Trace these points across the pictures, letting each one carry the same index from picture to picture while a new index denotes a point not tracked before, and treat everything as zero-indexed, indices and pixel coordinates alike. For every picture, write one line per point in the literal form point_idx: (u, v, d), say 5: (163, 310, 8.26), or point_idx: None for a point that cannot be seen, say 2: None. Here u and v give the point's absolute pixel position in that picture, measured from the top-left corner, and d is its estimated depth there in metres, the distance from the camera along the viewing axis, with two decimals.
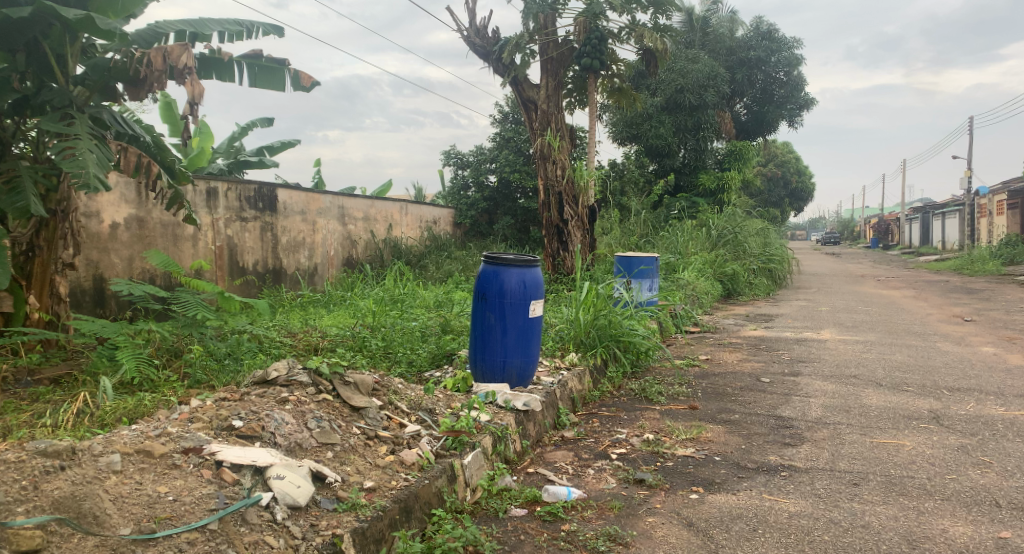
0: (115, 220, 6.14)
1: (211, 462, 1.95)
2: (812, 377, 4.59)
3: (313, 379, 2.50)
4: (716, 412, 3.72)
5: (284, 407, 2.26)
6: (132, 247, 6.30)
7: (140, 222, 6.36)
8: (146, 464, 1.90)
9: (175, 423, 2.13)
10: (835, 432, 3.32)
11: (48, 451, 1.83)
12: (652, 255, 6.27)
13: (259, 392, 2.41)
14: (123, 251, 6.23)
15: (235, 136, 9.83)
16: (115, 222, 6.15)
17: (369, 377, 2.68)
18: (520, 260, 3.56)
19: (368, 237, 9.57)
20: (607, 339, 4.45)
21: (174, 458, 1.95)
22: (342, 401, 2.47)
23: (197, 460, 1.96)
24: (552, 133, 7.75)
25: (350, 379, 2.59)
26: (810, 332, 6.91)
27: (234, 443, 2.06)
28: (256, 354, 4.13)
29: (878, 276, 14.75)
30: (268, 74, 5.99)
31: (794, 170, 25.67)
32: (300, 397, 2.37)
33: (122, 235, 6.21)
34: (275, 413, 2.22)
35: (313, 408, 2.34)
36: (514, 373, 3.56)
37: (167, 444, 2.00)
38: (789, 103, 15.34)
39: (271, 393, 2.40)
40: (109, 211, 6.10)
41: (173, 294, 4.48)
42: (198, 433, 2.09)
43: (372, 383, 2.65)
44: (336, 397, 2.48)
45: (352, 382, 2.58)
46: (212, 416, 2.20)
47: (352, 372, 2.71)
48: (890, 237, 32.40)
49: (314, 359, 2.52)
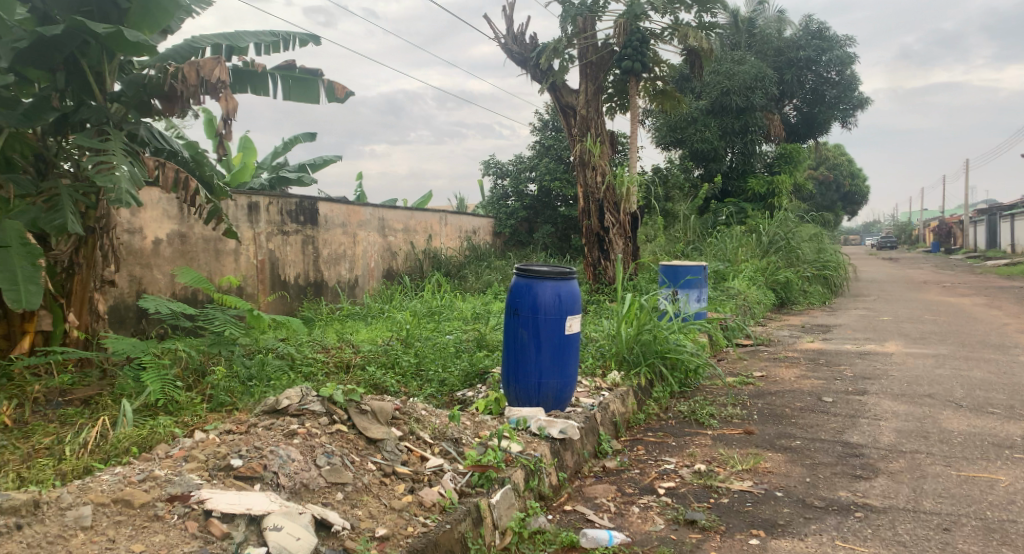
0: (157, 236, 6.12)
1: (198, 512, 1.75)
2: (880, 397, 4.21)
3: (326, 409, 2.29)
4: (774, 438, 3.38)
5: (291, 441, 2.06)
6: (174, 263, 6.27)
7: (182, 237, 6.32)
8: (124, 516, 1.73)
9: (167, 465, 1.94)
10: (913, 463, 2.96)
11: (5, 508, 1.68)
12: (700, 264, 5.91)
13: (267, 423, 2.20)
14: (166, 267, 6.20)
15: (277, 151, 9.84)
16: (157, 238, 6.12)
17: (390, 404, 2.46)
18: (556, 273, 3.30)
19: (408, 249, 9.43)
20: (652, 356, 4.14)
21: (157, 508, 1.77)
22: (357, 433, 2.25)
23: (183, 509, 1.76)
24: (592, 139, 7.49)
25: (368, 407, 2.37)
26: (873, 345, 6.45)
27: (230, 487, 1.86)
28: (284, 374, 3.96)
29: (943, 282, 13.96)
30: (302, 86, 5.89)
31: (847, 172, 24.70)
32: (310, 429, 2.16)
33: (164, 251, 6.18)
34: (280, 451, 2.01)
35: (325, 443, 2.13)
36: (550, 396, 3.31)
37: (151, 490, 1.81)
38: (841, 104, 14.70)
39: (280, 424, 2.19)
40: (151, 227, 6.08)
41: (202, 311, 4.36)
42: (195, 476, 1.90)
43: (392, 411, 2.43)
44: (351, 428, 2.27)
45: (369, 411, 2.36)
46: (211, 454, 2.00)
47: (371, 398, 2.50)
48: (952, 240, 30.88)
49: (327, 386, 2.30)
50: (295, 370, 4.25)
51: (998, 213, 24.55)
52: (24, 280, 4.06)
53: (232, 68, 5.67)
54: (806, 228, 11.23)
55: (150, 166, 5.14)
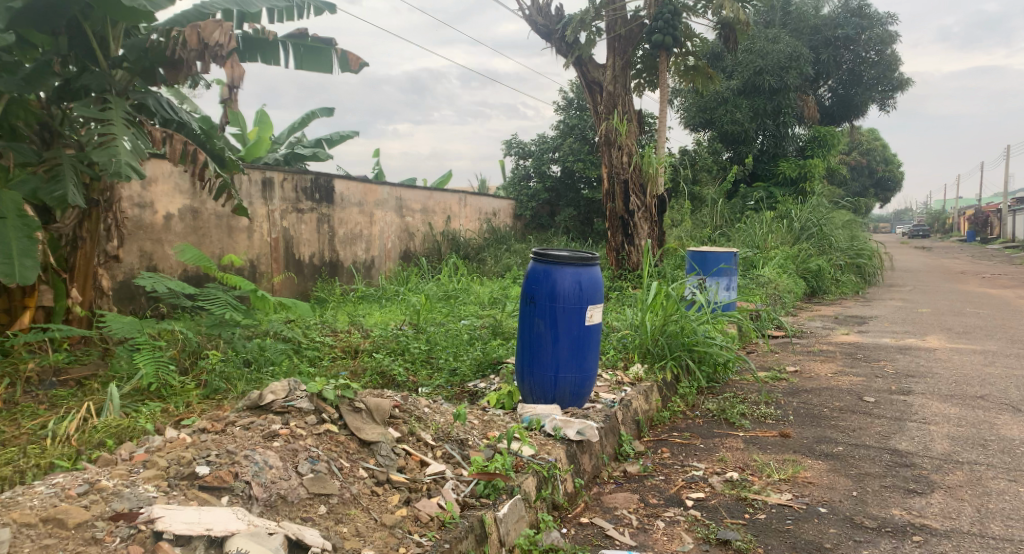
0: (168, 211, 5.94)
1: (145, 534, 1.54)
2: (927, 397, 3.88)
3: (315, 406, 2.07)
4: (813, 443, 3.08)
5: (270, 445, 1.86)
6: (187, 239, 6.09)
7: (194, 213, 6.13)
8: (55, 539, 1.51)
9: (118, 474, 1.73)
10: (971, 476, 2.66)
11: None
12: (731, 251, 5.56)
13: (246, 423, 1.98)
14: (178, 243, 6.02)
15: (294, 126, 9.63)
16: (169, 213, 5.94)
17: (388, 401, 2.22)
18: (576, 258, 3.02)
19: (426, 230, 9.18)
20: (678, 349, 3.84)
21: (97, 528, 1.55)
22: (349, 435, 2.03)
23: (127, 532, 1.55)
24: (619, 116, 7.14)
25: (363, 405, 2.13)
26: (913, 339, 6.07)
27: (189, 502, 1.65)
28: (284, 360, 3.74)
29: (983, 272, 13.38)
30: (315, 55, 5.63)
31: (881, 158, 23.89)
32: (293, 430, 1.94)
33: (176, 227, 6.00)
34: (256, 456, 1.80)
35: (309, 446, 1.92)
36: (567, 391, 3.06)
37: (93, 507, 1.60)
38: (880, 85, 14.08)
39: (260, 424, 1.98)
40: (163, 202, 5.90)
41: (202, 290, 4.15)
42: (150, 489, 1.69)
43: (391, 409, 2.19)
44: (342, 429, 2.04)
45: (364, 409, 2.13)
46: (172, 459, 1.80)
47: (367, 394, 2.26)
48: (988, 230, 29.84)
49: (315, 381, 2.07)
50: (300, 356, 4.05)
51: None
52: (19, 254, 3.85)
53: (242, 35, 5.41)
54: (839, 215, 10.78)
55: (156, 137, 4.95)
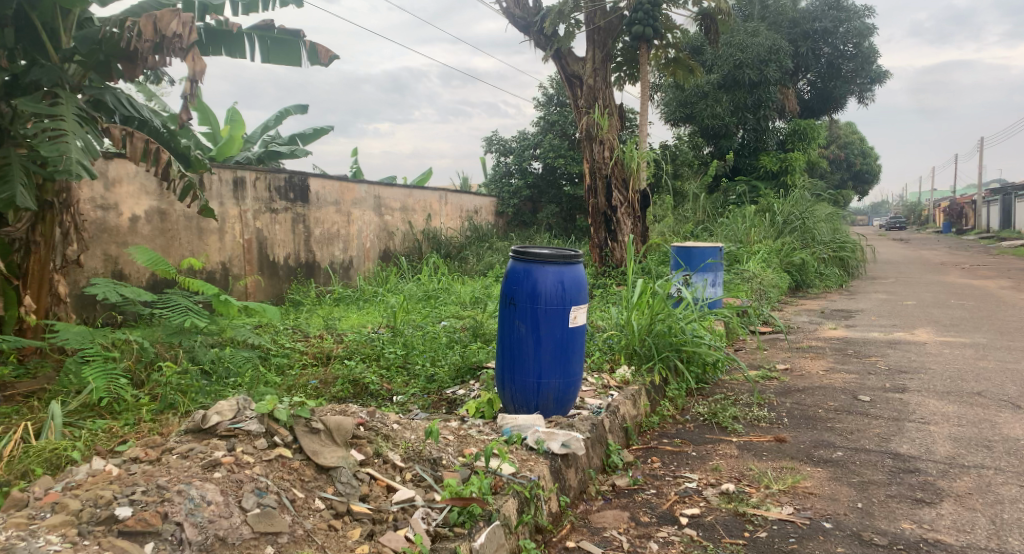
0: (135, 213, 5.67)
1: None
2: (923, 395, 3.74)
3: (265, 428, 1.89)
4: (811, 448, 2.91)
5: (209, 477, 1.69)
6: (154, 242, 5.81)
7: (162, 214, 5.86)
8: None
9: (16, 523, 1.52)
10: (980, 482, 2.51)
11: None
12: (716, 245, 5.40)
13: (183, 451, 1.80)
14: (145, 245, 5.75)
15: (267, 124, 9.34)
16: (135, 215, 5.67)
17: (351, 419, 2.03)
18: (559, 256, 2.83)
19: (405, 229, 8.93)
20: (666, 349, 3.65)
21: None
22: (305, 460, 1.86)
23: None
24: (600, 110, 6.96)
25: (320, 424, 1.95)
26: (902, 333, 5.97)
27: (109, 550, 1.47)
28: (247, 371, 3.50)
29: (963, 263, 13.40)
30: (283, 48, 5.37)
31: (859, 151, 23.97)
32: (238, 458, 1.77)
33: (143, 229, 5.72)
34: (192, 492, 1.63)
35: (256, 475, 1.75)
36: (551, 398, 2.86)
37: None
38: (858, 78, 14.05)
39: (200, 451, 1.81)
40: (128, 203, 5.63)
41: (160, 296, 3.88)
42: (52, 541, 1.48)
43: (353, 428, 2.01)
44: (296, 454, 1.87)
45: (322, 429, 1.94)
46: (88, 500, 1.60)
47: (326, 413, 2.07)
48: (964, 221, 30.12)
49: (266, 401, 1.88)
50: (268, 366, 3.84)
51: (1013, 192, 23.79)
52: None
53: (205, 27, 5.14)
54: (822, 207, 10.70)
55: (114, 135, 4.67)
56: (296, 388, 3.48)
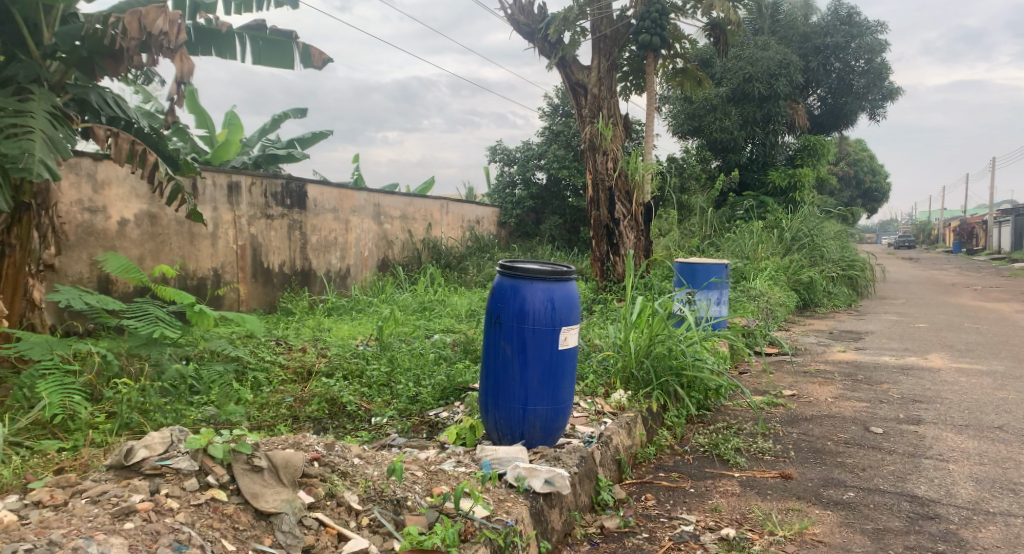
0: (124, 216, 5.49)
1: None
2: (940, 428, 3.50)
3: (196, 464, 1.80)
4: (819, 487, 2.67)
5: (119, 530, 1.56)
6: (143, 246, 5.63)
7: (152, 218, 5.68)
8: None
9: None
10: (1008, 534, 2.28)
11: None
12: (722, 262, 5.16)
13: (94, 496, 1.69)
14: (134, 250, 5.57)
15: (266, 128, 9.17)
16: (124, 218, 5.50)
17: (303, 454, 1.92)
18: (549, 272, 2.61)
19: (405, 238, 8.72)
20: (665, 372, 3.41)
21: None
22: (243, 505, 1.74)
23: None
24: (604, 120, 6.75)
25: (262, 463, 1.82)
26: (915, 358, 5.70)
27: None
28: (215, 390, 3.29)
29: (975, 284, 13.09)
30: (275, 49, 5.19)
31: (868, 168, 23.67)
32: (157, 505, 1.66)
33: (132, 233, 5.55)
34: (91, 548, 1.50)
35: (179, 524, 1.63)
36: (537, 426, 2.64)
37: None
38: (870, 94, 13.81)
39: (114, 495, 1.69)
40: (117, 206, 5.46)
41: (130, 305, 3.68)
42: None
43: (304, 466, 1.89)
44: (232, 496, 1.76)
45: (265, 466, 1.82)
46: None
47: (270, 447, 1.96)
48: (974, 241, 29.71)
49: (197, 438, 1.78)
50: (243, 382, 3.65)
51: None
52: None
53: (194, 25, 4.96)
54: (831, 225, 10.45)
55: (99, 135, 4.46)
56: (269, 406, 3.30)
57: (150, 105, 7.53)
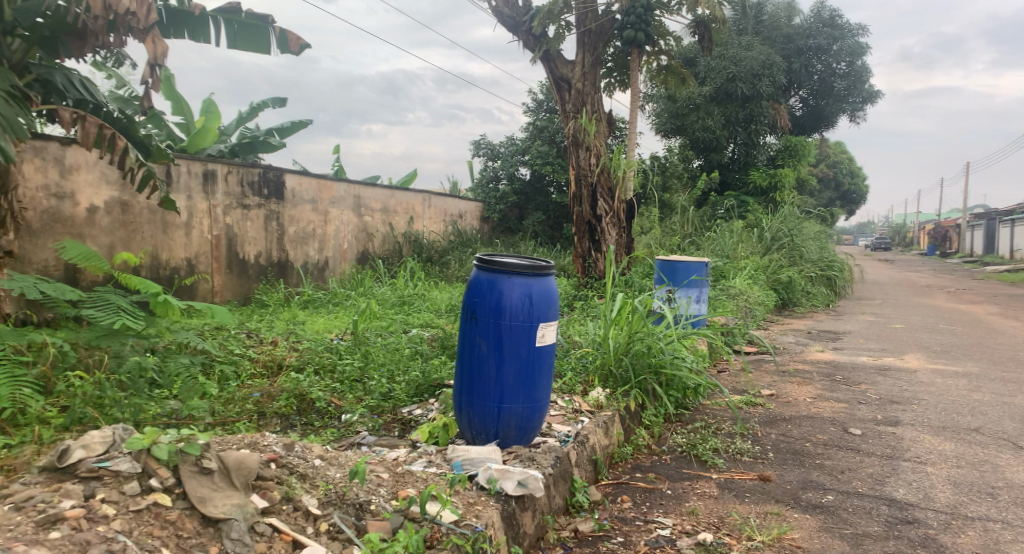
0: (93, 203, 5.32)
1: None
2: (917, 430, 3.48)
3: (139, 466, 1.73)
4: (798, 490, 2.62)
5: (43, 540, 1.50)
6: (113, 234, 5.46)
7: (123, 206, 5.50)
8: None
9: None
10: (987, 540, 2.25)
11: None
12: (703, 260, 5.12)
13: (22, 500, 1.63)
14: (102, 238, 5.39)
15: (243, 117, 8.98)
16: (93, 205, 5.32)
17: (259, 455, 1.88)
18: (528, 267, 2.52)
19: (385, 231, 8.59)
20: (644, 371, 3.35)
21: None
22: (189, 512, 1.67)
23: None
24: (587, 115, 6.67)
25: (209, 465, 1.75)
26: (892, 358, 5.72)
27: None
28: (177, 385, 3.17)
29: (950, 286, 13.23)
30: (250, 34, 5.05)
31: (847, 170, 23.88)
32: (89, 512, 1.60)
33: (101, 220, 5.38)
34: None
35: (113, 533, 1.57)
36: (513, 425, 2.56)
37: None
38: (850, 96, 13.89)
39: (42, 501, 1.62)
40: (86, 192, 5.28)
41: (90, 295, 3.54)
42: None
43: (259, 468, 1.84)
44: (178, 501, 1.70)
45: (214, 469, 1.75)
46: None
47: (223, 448, 1.90)
48: (948, 244, 30.12)
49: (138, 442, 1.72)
50: (209, 375, 3.54)
51: (996, 217, 23.88)
52: None
53: (165, 7, 4.80)
54: (811, 225, 10.50)
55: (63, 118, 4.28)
56: (235, 401, 3.20)
57: (123, 89, 7.31)
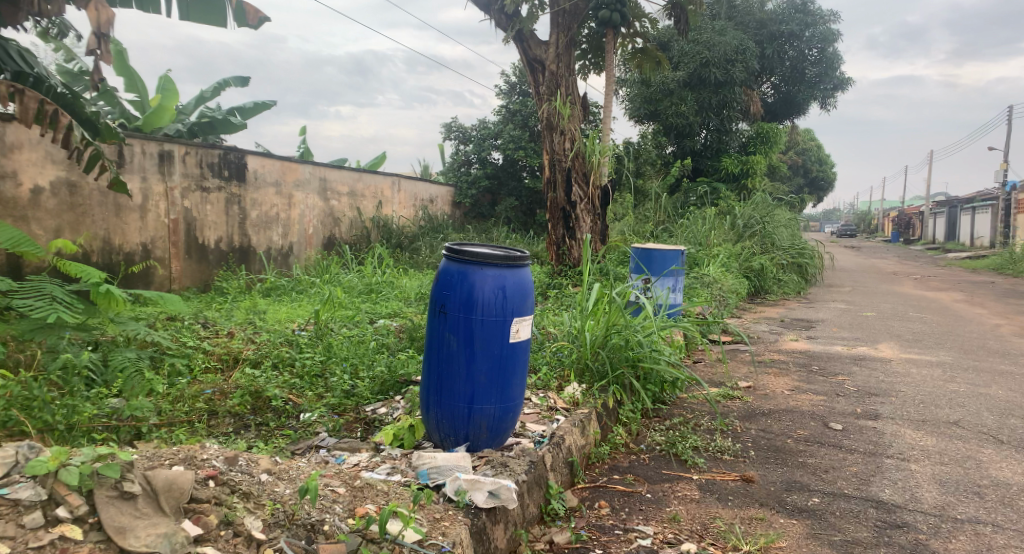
0: (37, 183, 4.99)
1: None
2: (898, 424, 3.39)
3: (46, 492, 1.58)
4: (783, 492, 2.50)
5: None
6: (60, 218, 5.14)
7: (71, 187, 5.18)
8: None
9: None
10: (980, 545, 2.15)
11: None
12: (678, 248, 4.99)
13: None
14: (49, 221, 5.07)
15: (204, 95, 8.60)
16: (38, 186, 5.00)
17: (191, 471, 1.76)
18: (501, 257, 2.34)
19: (354, 215, 8.31)
20: (621, 365, 3.20)
21: None
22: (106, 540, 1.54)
23: None
24: (561, 98, 6.48)
25: (130, 490, 1.64)
26: (865, 348, 5.67)
27: None
28: (117, 383, 2.93)
29: (915, 274, 13.39)
30: (205, 5, 4.74)
31: (816, 158, 24.05)
32: None
33: (47, 203, 5.05)
34: None
35: None
36: (484, 427, 2.39)
37: None
38: (822, 83, 13.87)
39: None
40: (30, 172, 4.95)
41: (24, 284, 3.27)
42: None
43: (192, 487, 1.72)
44: (93, 529, 1.56)
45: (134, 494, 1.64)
46: None
47: (153, 469, 1.77)
48: (912, 231, 30.62)
49: (42, 464, 1.58)
50: (158, 370, 3.31)
51: (959, 206, 24.32)
52: None
53: None
54: (782, 212, 10.48)
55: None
56: (185, 400, 2.96)
57: (73, 63, 6.91)
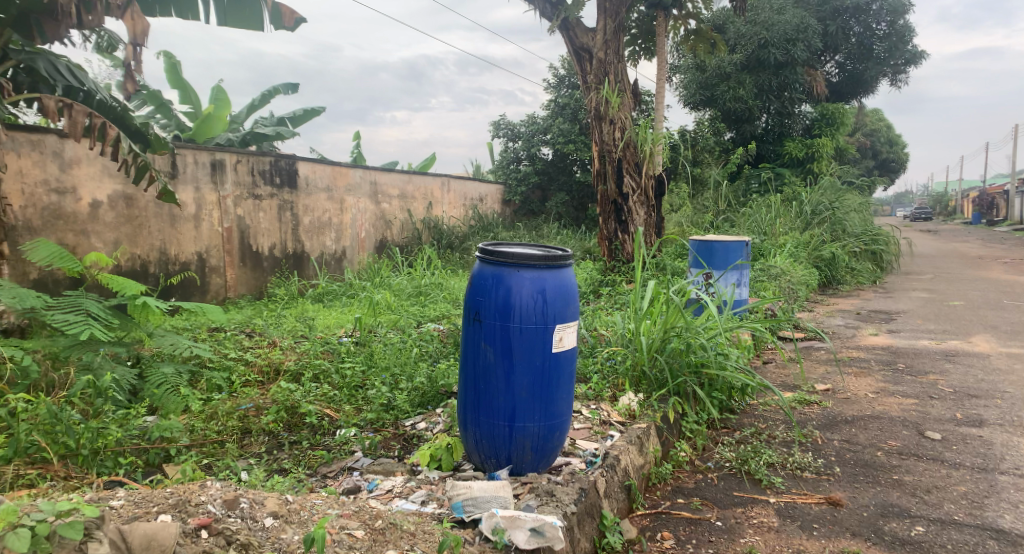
0: (96, 198, 5.00)
1: None
2: (1009, 433, 2.96)
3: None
4: (877, 518, 2.16)
5: None
6: (118, 231, 5.16)
7: (128, 200, 5.18)
8: None
9: None
10: None
11: None
12: (742, 239, 4.61)
13: None
14: (108, 234, 5.09)
15: (255, 104, 8.64)
16: (96, 201, 5.01)
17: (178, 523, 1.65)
18: (540, 257, 2.08)
19: (405, 217, 8.18)
20: (683, 371, 2.89)
21: None
22: None
23: None
24: (610, 86, 6.09)
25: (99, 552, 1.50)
26: (957, 342, 5.14)
27: None
28: (150, 401, 2.82)
29: (1004, 257, 12.38)
30: (242, 10, 4.65)
31: (885, 139, 22.75)
32: None
33: (105, 216, 5.07)
34: None
35: None
36: (527, 447, 2.14)
37: None
38: (891, 58, 13.00)
39: None
40: (88, 187, 4.96)
41: (65, 297, 3.19)
42: None
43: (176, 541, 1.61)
44: None
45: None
46: None
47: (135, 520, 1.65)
48: (994, 211, 28.70)
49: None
50: (197, 385, 3.19)
51: None
52: None
53: None
54: (852, 197, 9.83)
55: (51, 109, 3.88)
56: (219, 417, 2.81)
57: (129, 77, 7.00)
